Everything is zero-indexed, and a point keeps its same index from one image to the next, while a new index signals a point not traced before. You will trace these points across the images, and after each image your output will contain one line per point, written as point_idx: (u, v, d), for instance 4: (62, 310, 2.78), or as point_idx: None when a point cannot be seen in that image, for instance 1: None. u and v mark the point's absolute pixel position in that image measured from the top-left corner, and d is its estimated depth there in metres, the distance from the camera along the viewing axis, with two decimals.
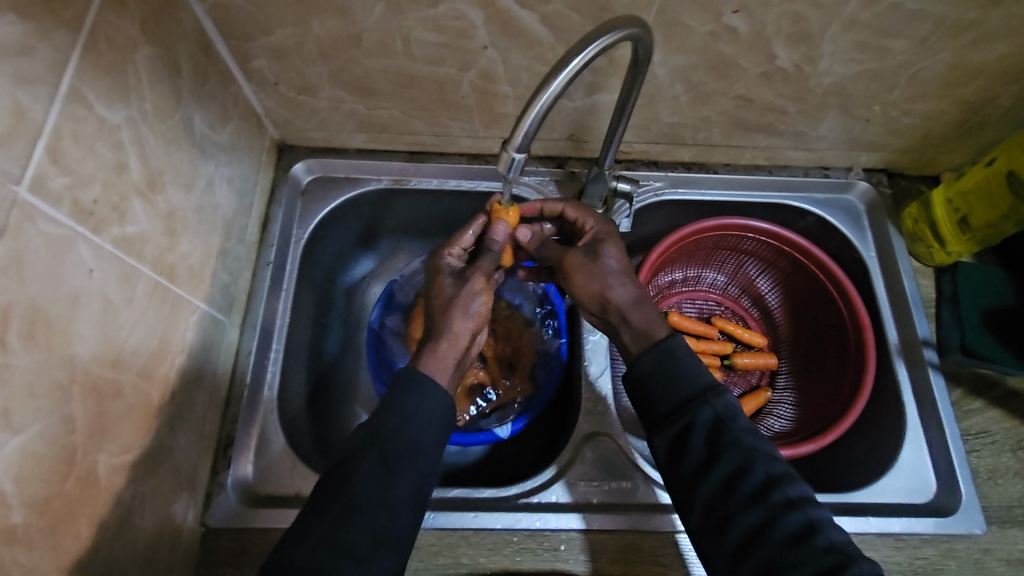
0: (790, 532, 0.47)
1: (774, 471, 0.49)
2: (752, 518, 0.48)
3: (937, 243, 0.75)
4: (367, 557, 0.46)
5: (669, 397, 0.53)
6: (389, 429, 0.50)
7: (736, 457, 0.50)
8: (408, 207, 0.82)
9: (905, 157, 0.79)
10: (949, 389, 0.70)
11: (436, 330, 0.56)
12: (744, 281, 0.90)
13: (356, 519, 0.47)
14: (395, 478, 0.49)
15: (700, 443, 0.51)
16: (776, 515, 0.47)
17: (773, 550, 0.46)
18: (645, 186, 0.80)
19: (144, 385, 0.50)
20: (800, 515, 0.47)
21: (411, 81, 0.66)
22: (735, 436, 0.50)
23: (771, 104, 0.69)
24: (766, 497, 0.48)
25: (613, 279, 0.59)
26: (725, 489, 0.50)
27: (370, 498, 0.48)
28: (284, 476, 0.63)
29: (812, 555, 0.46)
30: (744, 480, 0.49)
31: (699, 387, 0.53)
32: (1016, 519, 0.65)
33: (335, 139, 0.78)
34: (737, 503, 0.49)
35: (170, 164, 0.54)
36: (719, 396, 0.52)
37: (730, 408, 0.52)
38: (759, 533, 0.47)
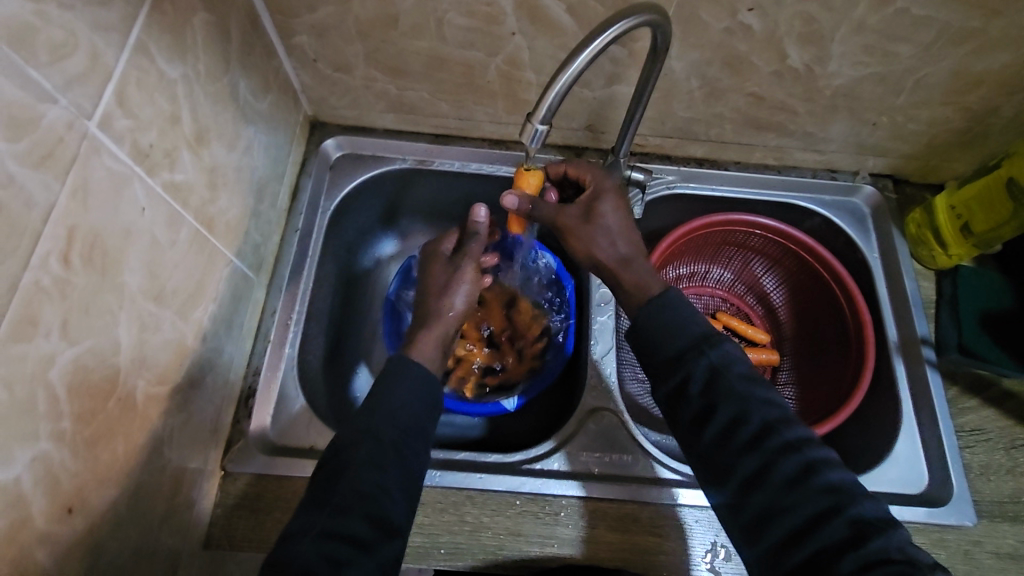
0: (789, 475, 0.49)
1: (770, 418, 0.52)
2: (752, 462, 0.50)
3: (938, 246, 0.77)
4: (369, 541, 0.46)
5: (667, 350, 0.55)
6: (379, 420, 0.52)
7: (732, 405, 0.52)
8: (431, 188, 0.86)
9: (912, 163, 0.81)
10: (945, 387, 0.72)
11: (428, 316, 0.62)
12: (750, 279, 0.93)
13: (354, 503, 0.48)
14: (388, 465, 0.50)
15: (696, 393, 0.53)
16: (774, 458, 0.50)
17: (773, 494, 0.49)
18: (658, 178, 0.83)
19: (180, 324, 0.53)
20: (798, 458, 0.50)
21: (441, 64, 0.70)
22: (732, 384, 0.53)
23: (782, 103, 0.72)
24: (763, 442, 0.51)
25: (602, 239, 0.61)
26: (724, 436, 0.52)
27: (371, 487, 0.49)
28: (301, 429, 0.66)
29: (810, 496, 0.48)
30: (742, 428, 0.52)
31: (695, 338, 0.55)
32: (1007, 514, 0.66)
33: (365, 118, 0.82)
34: (736, 450, 0.51)
35: (215, 123, 0.58)
36: (714, 346, 0.55)
37: (725, 358, 0.54)
38: (758, 478, 0.50)
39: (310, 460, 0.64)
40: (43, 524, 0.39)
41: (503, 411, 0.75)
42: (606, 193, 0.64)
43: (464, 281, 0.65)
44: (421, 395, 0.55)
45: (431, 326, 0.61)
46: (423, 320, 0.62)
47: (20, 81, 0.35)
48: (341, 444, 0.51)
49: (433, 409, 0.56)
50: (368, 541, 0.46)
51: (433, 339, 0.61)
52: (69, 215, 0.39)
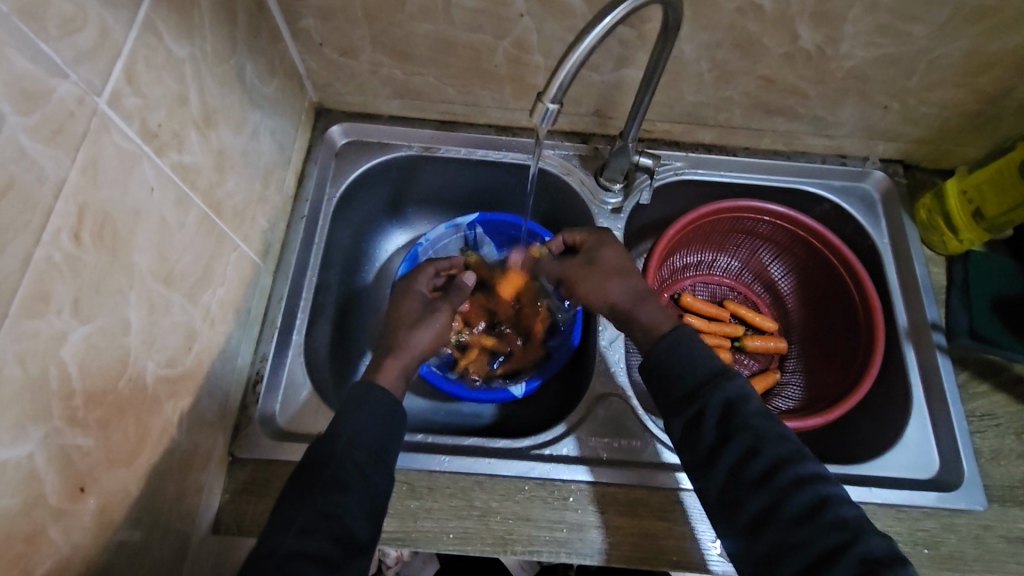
0: (798, 511, 0.51)
1: (781, 455, 0.53)
2: (761, 498, 0.52)
3: (950, 231, 0.76)
4: (336, 559, 0.49)
5: (681, 384, 0.57)
6: (342, 447, 0.54)
7: (744, 442, 0.54)
8: (437, 175, 0.85)
9: (922, 148, 0.80)
10: (956, 372, 0.72)
11: (396, 343, 0.65)
12: (758, 267, 0.92)
13: (319, 526, 0.50)
14: (353, 489, 0.52)
15: (711, 427, 0.55)
16: (787, 495, 0.51)
17: (782, 529, 0.51)
18: (666, 165, 0.83)
19: (189, 307, 0.53)
20: (810, 494, 0.51)
21: (449, 48, 0.70)
22: (744, 421, 0.54)
23: (793, 86, 0.72)
24: (775, 478, 0.52)
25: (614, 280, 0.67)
26: (736, 471, 0.53)
27: (337, 507, 0.51)
28: (308, 415, 0.66)
29: (820, 533, 0.50)
30: (751, 465, 0.53)
31: (709, 373, 0.57)
32: (1018, 499, 0.66)
33: (371, 104, 0.81)
34: (747, 486, 0.53)
35: (223, 106, 0.57)
36: (729, 380, 0.57)
37: (740, 392, 0.56)
38: (768, 513, 0.51)
39: None
40: (56, 502, 0.39)
41: (509, 398, 0.75)
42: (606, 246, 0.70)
43: (434, 321, 0.68)
44: (381, 420, 0.57)
45: (399, 352, 0.64)
46: (390, 346, 0.65)
47: (30, 52, 0.34)
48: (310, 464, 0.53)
49: (399, 429, 0.58)
50: (336, 561, 0.49)
51: (398, 365, 0.63)
52: (79, 192, 0.39)
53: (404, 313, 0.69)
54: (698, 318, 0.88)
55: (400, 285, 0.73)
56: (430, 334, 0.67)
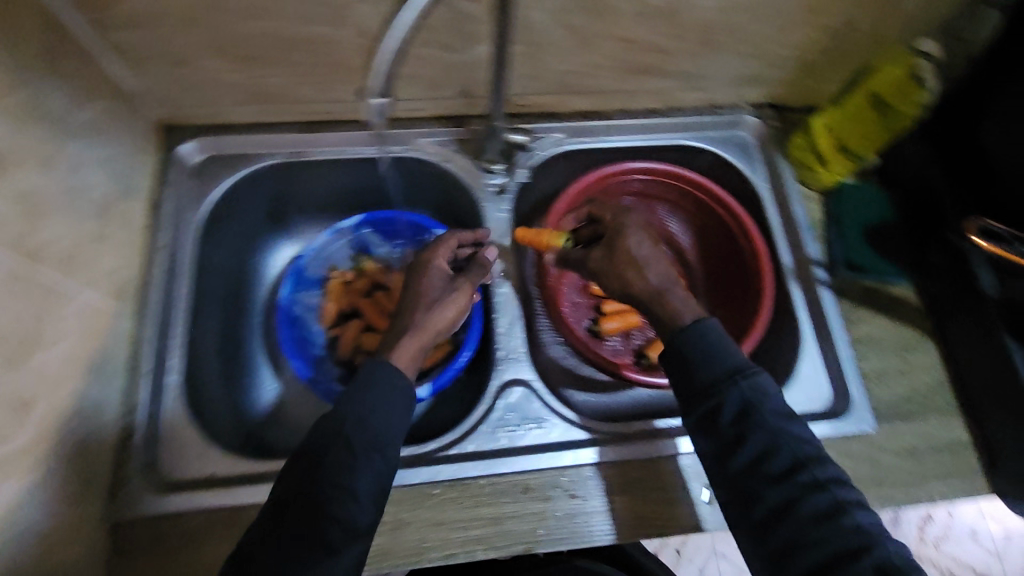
0: (814, 512, 0.51)
1: (800, 454, 0.53)
2: (780, 494, 0.52)
3: (821, 165, 0.79)
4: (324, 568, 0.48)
5: (704, 375, 0.57)
6: (351, 426, 0.53)
7: (763, 439, 0.53)
8: (312, 181, 0.80)
9: (789, 89, 0.82)
10: (838, 303, 0.75)
11: (407, 323, 0.62)
12: (657, 225, 0.92)
13: (319, 511, 0.50)
14: (361, 468, 0.52)
15: (729, 423, 0.55)
16: (803, 495, 0.51)
17: (795, 528, 0.51)
18: (545, 138, 0.81)
19: (13, 374, 0.48)
20: (830, 495, 0.51)
21: (288, 45, 0.65)
22: (765, 419, 0.54)
23: (652, 44, 0.71)
24: (794, 476, 0.52)
25: (652, 264, 0.63)
26: (752, 465, 0.53)
27: (338, 488, 0.51)
28: (193, 460, 0.62)
29: (838, 535, 0.50)
30: (772, 461, 0.53)
31: (732, 367, 0.56)
32: (902, 414, 0.70)
33: (222, 114, 0.75)
34: (762, 481, 0.53)
35: (20, 144, 0.51)
36: (749, 377, 0.56)
37: (760, 393, 0.55)
38: (784, 509, 0.51)
39: (207, 492, 0.60)
40: None
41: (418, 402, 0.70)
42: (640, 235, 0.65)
43: (451, 303, 0.64)
44: (391, 401, 0.56)
45: (416, 330, 0.61)
46: (405, 326, 0.62)
47: None
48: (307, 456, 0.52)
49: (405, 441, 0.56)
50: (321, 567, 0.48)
51: (414, 345, 0.61)
52: None
53: (415, 291, 0.65)
54: None
55: (422, 258, 0.68)
56: (449, 313, 0.64)
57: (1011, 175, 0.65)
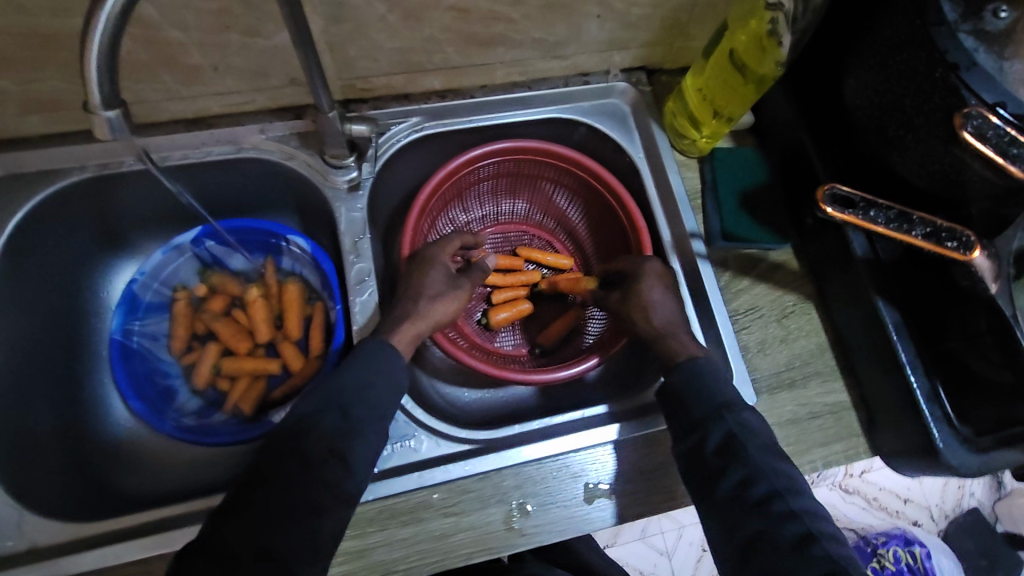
0: (790, 539, 0.51)
1: (779, 485, 0.54)
2: (755, 523, 0.53)
3: (694, 130, 0.75)
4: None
5: (701, 404, 0.59)
6: (349, 397, 0.56)
7: (745, 469, 0.55)
8: (136, 193, 0.71)
9: (656, 50, 0.77)
10: (718, 274, 0.72)
11: (409, 311, 0.62)
12: (544, 204, 0.87)
13: (309, 473, 0.52)
14: (356, 438, 0.54)
15: (713, 454, 0.56)
16: (776, 523, 0.52)
17: (772, 555, 0.51)
18: (400, 123, 0.74)
19: None
20: (800, 524, 0.52)
21: (51, 42, 0.54)
22: (750, 453, 0.56)
23: (492, 12, 0.63)
24: (769, 506, 0.53)
25: (658, 305, 0.65)
26: (734, 495, 0.55)
27: (329, 452, 0.53)
28: (8, 533, 0.55)
29: (806, 564, 0.49)
30: (752, 490, 0.54)
31: (717, 403, 0.59)
32: (784, 383, 0.69)
33: (6, 127, 0.64)
34: (743, 507, 0.54)
35: None
36: (734, 413, 0.58)
37: (746, 427, 0.57)
38: (759, 539, 0.52)
39: (26, 567, 0.54)
40: None
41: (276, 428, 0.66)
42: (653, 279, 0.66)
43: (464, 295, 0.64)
44: (387, 381, 0.57)
45: (416, 320, 0.62)
46: (408, 310, 0.62)
47: None
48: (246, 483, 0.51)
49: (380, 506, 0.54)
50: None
51: (410, 333, 0.61)
52: None
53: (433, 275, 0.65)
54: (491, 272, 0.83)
55: (428, 251, 0.67)
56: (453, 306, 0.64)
57: (868, 132, 0.62)
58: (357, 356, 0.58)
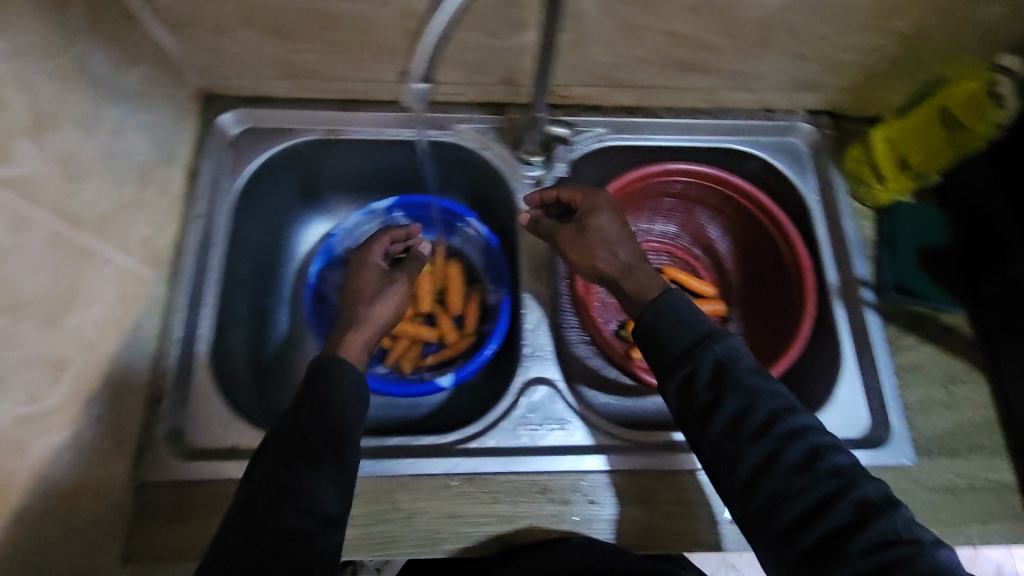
0: (794, 462, 0.49)
1: (776, 407, 0.51)
2: (762, 450, 0.50)
3: (877, 181, 0.75)
4: (304, 532, 0.47)
5: (679, 342, 0.54)
6: (306, 404, 0.53)
7: (737, 398, 0.51)
8: (346, 158, 0.79)
9: (848, 97, 0.77)
10: (884, 327, 0.71)
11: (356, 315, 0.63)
12: (694, 229, 0.89)
13: (286, 502, 0.47)
14: (326, 462, 0.50)
15: (705, 386, 0.52)
16: (782, 445, 0.49)
17: (781, 479, 0.49)
18: (586, 131, 0.78)
19: (49, 338, 0.48)
20: (805, 443, 0.49)
21: (329, 22, 0.63)
22: (739, 378, 0.52)
23: (707, 41, 0.67)
24: (769, 430, 0.50)
25: (600, 247, 0.61)
26: (732, 428, 0.51)
27: (302, 480, 0.49)
28: (217, 430, 0.63)
29: (815, 480, 0.48)
30: (750, 418, 0.51)
31: (699, 333, 0.54)
32: (944, 449, 0.66)
33: (261, 87, 0.74)
34: (746, 437, 0.50)
35: (64, 108, 0.50)
36: (718, 340, 0.54)
37: (732, 351, 0.53)
38: (765, 465, 0.49)
39: (231, 463, 0.60)
40: None
41: (439, 389, 0.72)
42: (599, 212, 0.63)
43: (397, 293, 0.66)
44: (349, 396, 0.55)
45: (359, 327, 0.61)
46: (351, 320, 0.62)
47: None
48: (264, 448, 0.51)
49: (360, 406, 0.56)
50: (305, 534, 0.47)
51: (362, 338, 0.61)
52: None
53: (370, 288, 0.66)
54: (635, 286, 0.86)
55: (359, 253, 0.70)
56: (388, 306, 0.65)
57: None
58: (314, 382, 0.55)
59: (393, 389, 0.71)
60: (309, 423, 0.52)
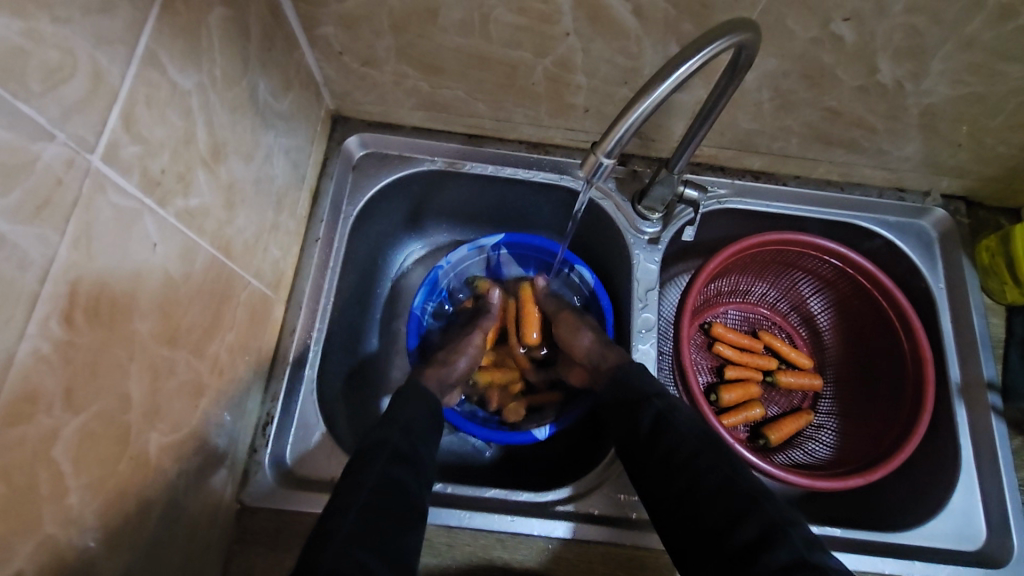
0: (712, 488, 0.51)
1: (702, 442, 0.54)
2: (683, 482, 0.53)
3: (1012, 281, 0.71)
4: (408, 521, 0.49)
5: (631, 388, 0.60)
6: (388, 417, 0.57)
7: (670, 434, 0.55)
8: (459, 191, 0.78)
9: (990, 186, 0.74)
10: (1011, 437, 0.68)
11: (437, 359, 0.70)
12: (796, 298, 0.86)
13: (380, 501, 0.48)
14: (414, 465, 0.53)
15: (646, 429, 0.56)
16: (703, 475, 0.52)
17: (701, 506, 0.51)
18: (710, 192, 0.76)
19: (196, 362, 0.49)
20: (723, 473, 0.52)
21: (483, 63, 0.63)
22: (674, 421, 0.56)
23: (860, 120, 0.65)
24: (695, 460, 0.53)
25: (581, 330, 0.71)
26: (663, 461, 0.54)
27: (388, 481, 0.50)
28: (320, 460, 0.62)
29: (729, 505, 0.50)
30: (678, 452, 0.54)
31: (648, 382, 0.59)
32: None
33: (391, 114, 0.74)
34: (673, 471, 0.54)
35: (234, 134, 0.51)
36: (663, 389, 0.59)
37: (670, 399, 0.58)
38: (689, 493, 0.52)
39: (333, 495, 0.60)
40: None
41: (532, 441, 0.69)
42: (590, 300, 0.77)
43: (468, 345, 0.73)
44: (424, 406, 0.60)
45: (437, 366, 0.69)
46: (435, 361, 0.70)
47: (11, 120, 0.29)
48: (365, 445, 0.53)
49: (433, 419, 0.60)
50: (405, 521, 0.49)
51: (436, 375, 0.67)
52: (71, 267, 0.33)
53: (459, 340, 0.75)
54: (731, 349, 0.83)
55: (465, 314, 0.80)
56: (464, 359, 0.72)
57: None
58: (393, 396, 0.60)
59: (486, 433, 0.68)
60: (410, 436, 0.55)
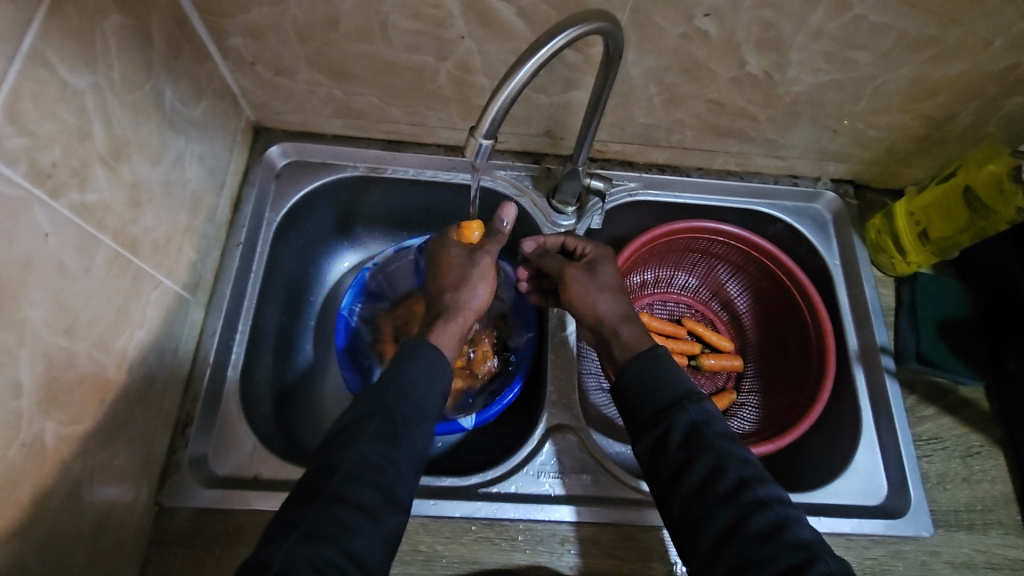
0: (760, 529, 0.49)
1: (745, 473, 0.52)
2: (724, 517, 0.50)
3: (899, 254, 0.76)
4: (376, 511, 0.47)
5: (652, 402, 0.56)
6: (390, 397, 0.53)
7: (710, 459, 0.53)
8: (384, 195, 0.81)
9: (871, 169, 0.81)
10: (904, 396, 0.72)
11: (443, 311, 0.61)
12: (715, 284, 0.91)
13: (359, 484, 0.48)
14: (403, 439, 0.51)
15: (677, 446, 0.54)
16: (747, 513, 0.50)
17: (744, 546, 0.49)
18: (619, 185, 0.80)
19: (100, 356, 0.49)
20: (771, 514, 0.50)
21: (390, 69, 0.67)
22: (711, 441, 0.53)
23: (743, 110, 0.70)
24: (738, 495, 0.51)
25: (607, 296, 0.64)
26: (699, 491, 0.52)
27: (374, 462, 0.49)
28: (243, 459, 0.62)
29: (781, 551, 0.48)
30: (718, 481, 0.52)
31: (675, 395, 0.56)
32: (963, 523, 0.66)
33: (311, 123, 0.77)
34: (711, 502, 0.51)
35: (137, 136, 0.53)
36: (696, 403, 0.56)
37: (705, 414, 0.55)
38: (731, 532, 0.50)
39: (253, 491, 0.60)
40: None
41: (460, 430, 0.70)
42: (605, 262, 0.67)
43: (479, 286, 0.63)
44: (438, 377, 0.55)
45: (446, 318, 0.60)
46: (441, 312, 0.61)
47: None
48: (350, 420, 0.52)
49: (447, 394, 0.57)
50: (377, 511, 0.47)
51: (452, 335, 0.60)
52: None
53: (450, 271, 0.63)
54: (656, 335, 0.86)
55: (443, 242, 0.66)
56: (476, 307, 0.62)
57: None
58: (398, 356, 0.56)
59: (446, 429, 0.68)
60: (404, 404, 0.52)
